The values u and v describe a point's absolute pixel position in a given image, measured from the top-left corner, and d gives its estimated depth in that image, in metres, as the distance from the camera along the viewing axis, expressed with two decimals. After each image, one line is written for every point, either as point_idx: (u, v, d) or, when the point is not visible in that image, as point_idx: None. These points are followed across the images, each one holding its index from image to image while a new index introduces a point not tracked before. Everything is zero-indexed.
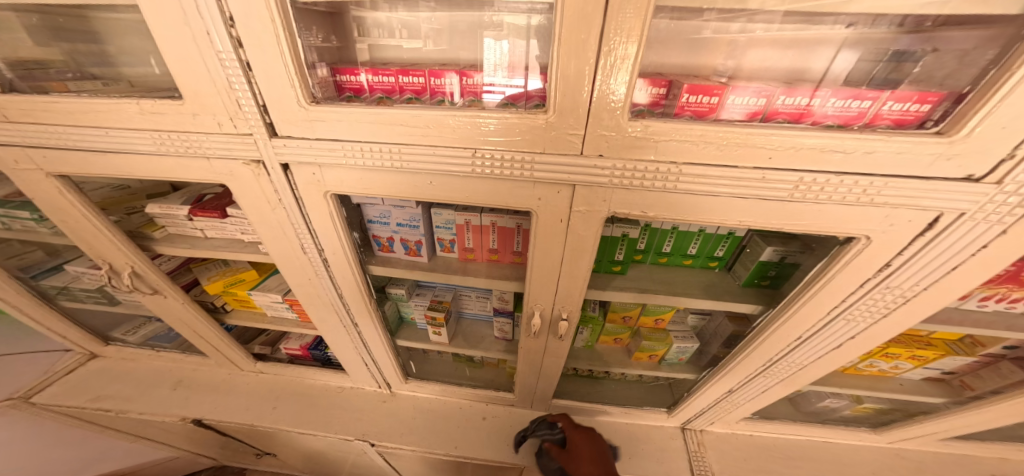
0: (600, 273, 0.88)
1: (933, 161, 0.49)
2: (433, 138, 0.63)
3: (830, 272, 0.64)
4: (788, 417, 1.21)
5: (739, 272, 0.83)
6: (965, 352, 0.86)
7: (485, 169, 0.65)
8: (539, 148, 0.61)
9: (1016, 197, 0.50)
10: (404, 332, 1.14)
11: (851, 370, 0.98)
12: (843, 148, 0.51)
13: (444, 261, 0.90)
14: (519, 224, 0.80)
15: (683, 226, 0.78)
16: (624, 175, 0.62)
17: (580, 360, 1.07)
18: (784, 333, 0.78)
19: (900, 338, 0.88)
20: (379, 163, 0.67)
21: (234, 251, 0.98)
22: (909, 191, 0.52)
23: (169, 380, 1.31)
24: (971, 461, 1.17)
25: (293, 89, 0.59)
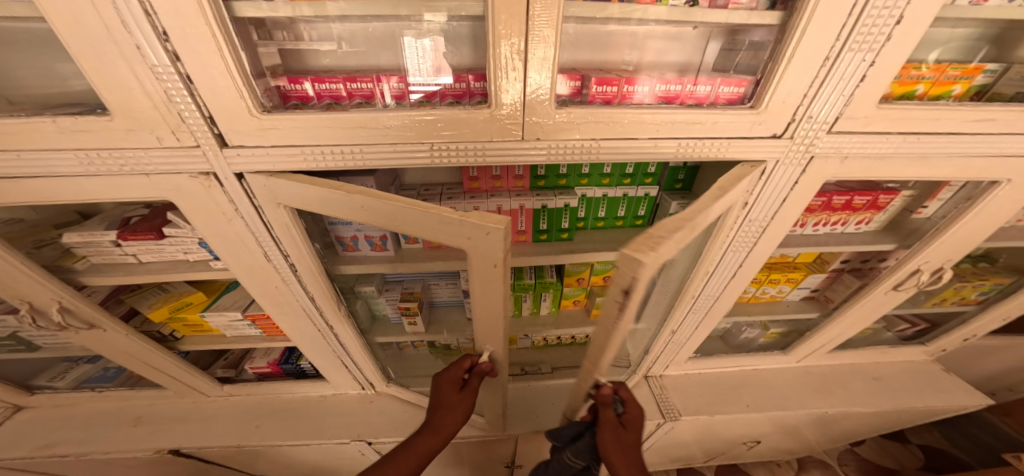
0: (552, 242, 1.01)
1: (751, 126, 0.68)
2: (394, 136, 0.71)
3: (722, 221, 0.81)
4: (721, 352, 1.43)
5: (659, 226, 1.01)
6: (817, 269, 1.11)
7: (438, 160, 0.75)
8: (486, 136, 0.71)
9: (804, 146, 0.72)
10: (379, 329, 1.17)
11: (750, 300, 1.20)
12: (700, 121, 0.68)
13: (410, 252, 0.97)
14: (475, 208, 0.90)
15: (611, 192, 0.98)
16: (548, 155, 0.75)
17: (544, 326, 1.20)
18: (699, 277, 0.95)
19: (777, 267, 1.12)
20: (340, 164, 0.73)
21: (182, 273, 0.84)
22: (743, 148, 0.72)
23: (127, 418, 1.23)
24: (876, 366, 1.43)
25: (243, 99, 0.62)
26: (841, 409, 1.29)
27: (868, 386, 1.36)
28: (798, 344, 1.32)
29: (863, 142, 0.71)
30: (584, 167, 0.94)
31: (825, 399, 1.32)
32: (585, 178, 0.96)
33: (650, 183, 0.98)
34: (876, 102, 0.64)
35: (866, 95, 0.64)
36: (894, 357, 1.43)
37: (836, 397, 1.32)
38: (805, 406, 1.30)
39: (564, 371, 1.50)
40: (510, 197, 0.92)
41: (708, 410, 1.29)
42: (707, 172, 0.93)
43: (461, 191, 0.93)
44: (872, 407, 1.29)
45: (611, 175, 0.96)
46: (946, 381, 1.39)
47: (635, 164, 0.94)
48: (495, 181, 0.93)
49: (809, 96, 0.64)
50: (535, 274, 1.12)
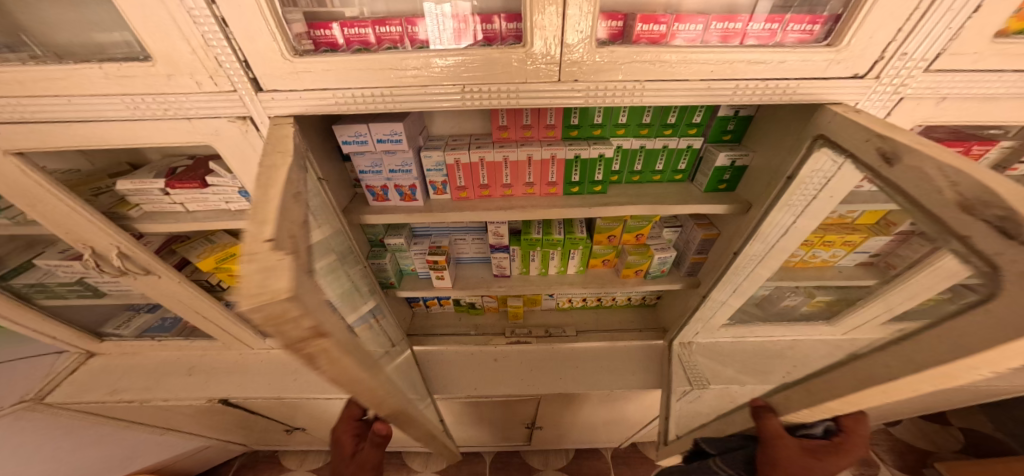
0: (584, 194, 0.98)
1: (827, 65, 0.61)
2: (425, 78, 0.65)
3: (819, 164, 0.70)
4: (755, 319, 1.39)
5: (701, 180, 0.97)
6: (881, 232, 1.08)
7: (474, 105, 0.69)
8: (523, 78, 0.65)
9: (893, 87, 0.63)
10: (407, 283, 1.18)
11: (800, 264, 1.19)
12: (765, 60, 0.61)
13: (438, 203, 0.92)
14: (506, 156, 0.87)
15: (649, 143, 0.92)
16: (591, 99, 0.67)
17: (571, 285, 1.20)
18: (786, 231, 0.85)
19: (834, 229, 1.10)
20: (371, 106, 0.68)
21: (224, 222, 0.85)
22: (814, 90, 0.64)
23: (182, 367, 1.33)
24: None
25: (275, 41, 0.59)
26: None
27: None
28: (844, 315, 1.24)
29: (966, 82, 0.62)
30: (622, 116, 0.88)
31: None
32: (622, 129, 0.91)
33: (694, 134, 0.92)
34: (991, 34, 0.55)
35: (979, 28, 0.55)
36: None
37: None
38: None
39: (589, 334, 1.50)
40: (541, 145, 0.88)
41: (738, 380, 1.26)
42: (762, 122, 0.87)
43: (490, 141, 0.89)
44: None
45: (652, 124, 0.89)
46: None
47: (679, 109, 0.86)
48: (525, 130, 0.89)
49: (905, 31, 0.56)
50: (564, 230, 1.10)
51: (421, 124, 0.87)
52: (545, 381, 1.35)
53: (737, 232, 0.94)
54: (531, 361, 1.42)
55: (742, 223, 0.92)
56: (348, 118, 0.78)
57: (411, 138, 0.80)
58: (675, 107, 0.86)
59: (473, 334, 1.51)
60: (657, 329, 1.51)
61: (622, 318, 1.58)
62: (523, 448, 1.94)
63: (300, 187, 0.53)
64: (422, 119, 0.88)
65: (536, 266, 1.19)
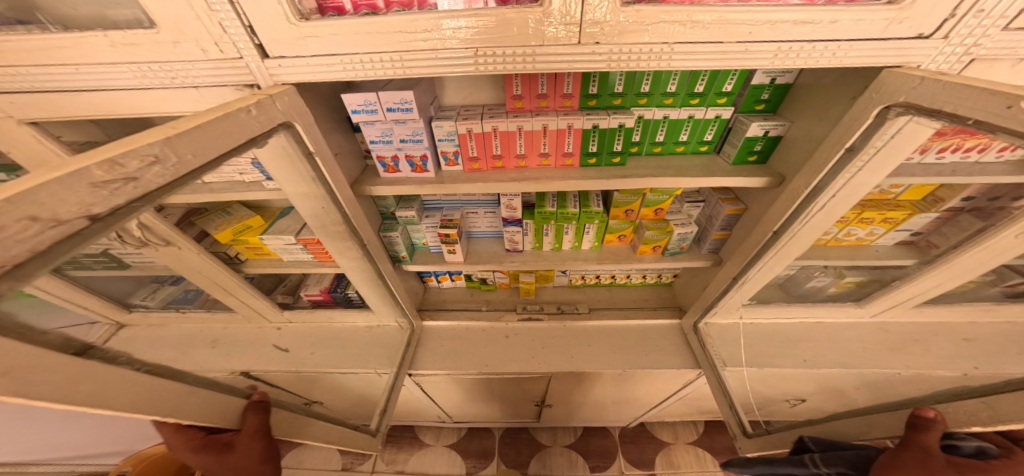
0: (601, 167, 0.94)
1: (886, 25, 0.54)
2: (436, 41, 0.59)
3: (886, 133, 0.60)
4: (779, 300, 1.33)
5: (728, 152, 0.92)
6: (927, 209, 1.02)
7: (488, 72, 0.64)
8: (539, 40, 0.60)
9: (963, 49, 0.56)
10: (418, 256, 1.18)
11: (832, 242, 1.15)
12: (812, 20, 0.55)
13: (449, 175, 0.89)
14: (520, 126, 0.83)
15: (674, 114, 0.87)
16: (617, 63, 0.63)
17: (585, 261, 1.18)
18: (831, 206, 0.75)
19: (875, 205, 1.04)
20: (378, 73, 0.63)
21: (238, 193, 0.82)
22: (869, 52, 0.57)
23: (207, 339, 1.39)
24: (962, 324, 1.27)
25: (280, 5, 0.56)
26: (918, 370, 1.17)
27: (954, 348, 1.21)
28: (877, 296, 1.20)
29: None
30: (645, 84, 0.83)
31: (895, 358, 1.21)
32: (645, 98, 0.85)
33: (723, 104, 0.86)
34: None
35: None
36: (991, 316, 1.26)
37: (912, 357, 1.20)
38: (872, 365, 1.19)
39: (602, 312, 1.48)
40: (557, 115, 0.84)
41: (756, 360, 1.24)
42: (803, 89, 0.80)
43: (503, 111, 0.85)
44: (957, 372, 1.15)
45: (677, 93, 0.84)
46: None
47: (709, 75, 0.80)
48: (541, 100, 0.85)
49: None
50: (580, 203, 1.06)
51: (432, 94, 0.83)
52: (557, 359, 1.35)
53: (774, 211, 0.85)
54: (545, 338, 1.42)
55: (780, 200, 0.83)
56: (361, 87, 0.75)
57: (423, 108, 0.77)
58: (704, 74, 0.80)
59: (485, 310, 1.52)
60: (673, 309, 1.48)
61: (635, 297, 1.56)
62: (532, 425, 1.98)
63: (158, 160, 0.37)
64: (434, 89, 0.85)
65: (549, 241, 1.17)
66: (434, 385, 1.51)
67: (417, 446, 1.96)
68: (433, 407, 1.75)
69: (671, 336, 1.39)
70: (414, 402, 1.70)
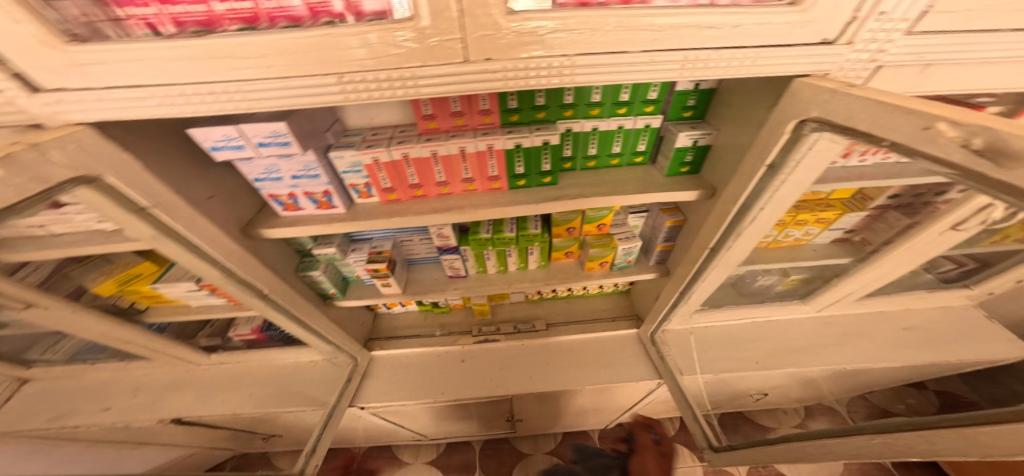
0: (533, 187, 0.88)
1: (790, 29, 0.49)
2: (279, 67, 0.46)
3: (804, 150, 0.57)
4: (733, 303, 1.33)
5: (662, 163, 0.88)
6: (857, 207, 1.01)
7: (369, 99, 0.51)
8: (416, 62, 0.49)
9: (868, 55, 0.53)
10: (351, 291, 1.09)
11: (773, 244, 1.15)
12: (714, 25, 0.49)
13: (363, 209, 0.80)
14: (432, 151, 0.75)
15: (603, 125, 0.81)
16: (516, 79, 0.53)
17: (532, 281, 1.13)
18: (763, 220, 0.71)
19: (808, 206, 1.03)
20: (223, 110, 0.49)
21: (96, 246, 0.68)
22: (775, 60, 0.53)
23: (125, 390, 1.25)
24: (903, 314, 1.31)
25: (21, 24, 0.37)
26: (864, 364, 1.20)
27: (896, 338, 1.25)
28: (822, 292, 1.22)
29: (954, 46, 0.51)
30: (567, 97, 0.76)
31: (841, 353, 1.23)
32: (570, 110, 0.79)
33: (651, 112, 0.81)
34: None
35: None
36: (926, 302, 1.30)
37: (858, 351, 1.23)
38: (819, 362, 1.21)
39: (561, 327, 1.43)
40: (474, 135, 0.76)
41: (713, 369, 1.22)
42: (726, 94, 0.76)
43: (416, 134, 0.76)
44: (898, 362, 1.20)
45: (603, 104, 0.78)
46: (991, 332, 1.25)
47: (631, 85, 0.75)
48: (456, 119, 0.76)
49: None
50: (517, 227, 0.99)
51: (333, 118, 0.73)
52: (514, 381, 1.30)
53: (709, 228, 0.82)
54: (505, 359, 1.36)
55: (715, 215, 0.80)
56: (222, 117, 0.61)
57: (316, 136, 0.65)
58: (626, 85, 0.75)
59: (438, 335, 1.44)
60: (631, 317, 1.46)
61: (595, 307, 1.52)
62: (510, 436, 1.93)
63: None
64: (332, 113, 0.74)
65: (493, 264, 1.10)
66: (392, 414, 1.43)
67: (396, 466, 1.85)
68: (400, 431, 1.68)
69: (631, 347, 1.37)
70: (376, 429, 1.63)
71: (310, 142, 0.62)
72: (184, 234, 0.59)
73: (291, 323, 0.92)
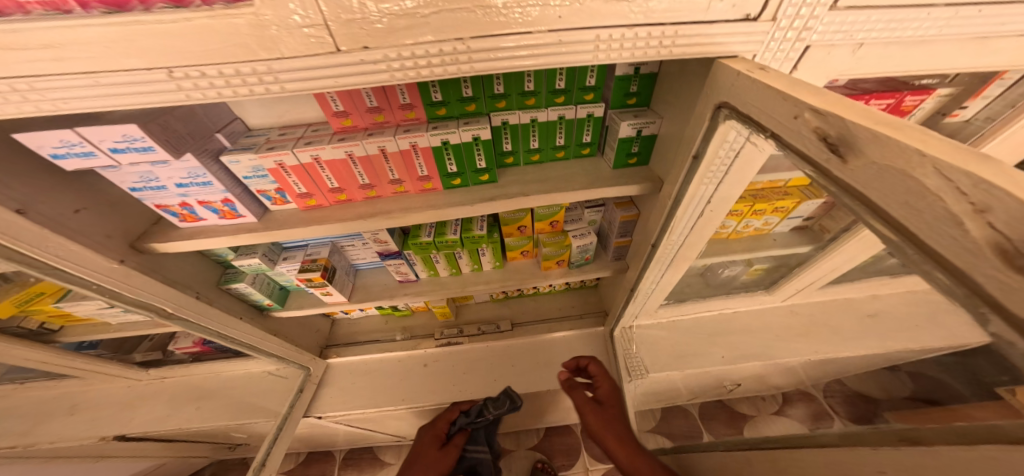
0: (470, 187, 0.79)
1: (709, 3, 0.45)
2: (83, 60, 0.39)
3: (724, 137, 0.57)
4: (698, 294, 1.29)
5: (608, 154, 0.83)
6: (813, 195, 0.96)
7: (207, 98, 0.45)
8: (274, 51, 0.42)
9: (794, 33, 0.50)
10: (292, 301, 1.03)
11: (732, 234, 1.13)
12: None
13: (279, 216, 0.72)
14: (348, 151, 0.66)
15: (542, 116, 0.75)
16: (405, 68, 0.47)
17: (488, 283, 1.06)
18: (700, 210, 0.73)
19: (764, 194, 0.99)
20: (23, 111, 0.42)
21: None
22: (697, 41, 0.48)
23: (61, 408, 1.17)
24: (869, 300, 1.30)
25: None
26: (826, 354, 1.19)
27: (861, 326, 1.24)
28: (785, 282, 1.20)
29: (887, 22, 0.49)
30: (497, 86, 0.69)
31: (804, 343, 1.22)
32: (503, 101, 0.72)
33: (592, 100, 0.76)
34: None
35: None
36: (890, 288, 1.29)
37: (820, 340, 1.22)
38: (782, 352, 1.20)
39: (525, 327, 1.39)
40: (394, 133, 0.67)
41: (678, 365, 1.19)
42: (666, 79, 0.72)
43: (329, 134, 0.68)
44: (860, 351, 1.19)
45: (538, 92, 0.72)
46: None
47: (566, 71, 0.69)
48: (374, 115, 0.68)
49: None
50: (461, 228, 0.92)
51: (230, 115, 0.66)
52: (476, 384, 1.26)
53: (654, 219, 0.83)
54: (469, 362, 1.31)
55: (658, 207, 0.81)
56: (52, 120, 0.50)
57: (194, 138, 0.57)
58: (561, 70, 0.69)
59: (399, 340, 1.37)
60: (598, 314, 1.42)
61: (563, 302, 1.49)
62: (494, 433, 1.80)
63: None
64: (231, 111, 0.67)
65: (443, 267, 1.04)
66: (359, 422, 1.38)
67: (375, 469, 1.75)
68: (374, 435, 1.62)
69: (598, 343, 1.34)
70: (344, 435, 1.58)
71: (184, 145, 0.54)
72: (32, 253, 0.51)
73: (213, 338, 0.86)
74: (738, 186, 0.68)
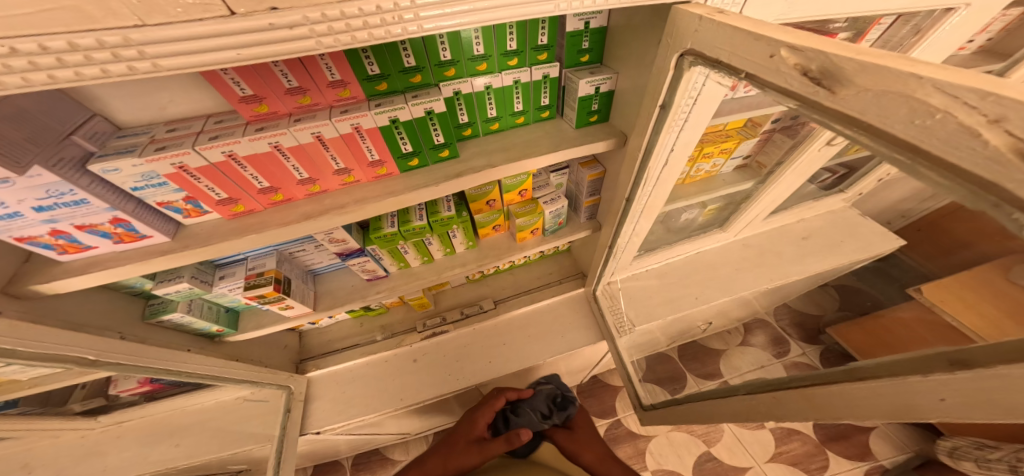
0: (430, 166, 0.68)
1: None
2: None
3: (690, 84, 0.53)
4: (664, 243, 1.28)
5: (570, 115, 0.76)
6: (750, 134, 1.02)
7: (33, 84, 0.29)
8: (127, 15, 0.27)
9: None
10: (245, 320, 0.91)
11: (685, 180, 1.13)
12: None
13: (201, 232, 0.59)
14: (271, 143, 0.53)
15: (498, 81, 0.65)
16: (335, 31, 0.34)
17: (465, 266, 0.97)
18: (668, 162, 0.69)
19: (711, 138, 1.01)
20: None
21: None
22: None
23: None
24: (804, 224, 1.41)
25: None
26: (778, 280, 1.27)
27: (798, 249, 1.35)
28: (736, 218, 1.23)
29: None
30: (443, 51, 0.58)
31: (761, 272, 1.29)
32: (452, 68, 0.61)
33: (546, 60, 0.67)
34: None
35: None
36: (816, 210, 1.40)
37: (772, 268, 1.30)
38: (747, 286, 1.26)
39: (507, 303, 1.34)
40: (329, 115, 0.54)
41: (660, 313, 1.21)
42: (619, 33, 0.66)
43: (242, 123, 0.54)
44: (805, 272, 1.29)
45: (489, 56, 0.62)
46: (868, 229, 1.37)
47: (517, 27, 0.59)
48: (297, 98, 0.53)
49: None
50: (426, 213, 0.82)
51: (82, 111, 0.49)
52: (475, 369, 1.23)
53: (622, 178, 0.78)
54: (458, 349, 1.27)
55: (625, 167, 0.76)
56: None
57: (39, 143, 0.42)
58: (511, 26, 0.59)
59: (380, 340, 1.28)
60: (577, 276, 1.40)
61: (541, 271, 1.44)
62: None
63: None
64: (84, 106, 0.50)
65: (414, 257, 0.93)
66: (361, 428, 1.33)
67: (386, 468, 1.75)
68: (376, 436, 1.58)
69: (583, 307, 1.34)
70: (343, 443, 1.52)
71: (25, 156, 0.40)
72: None
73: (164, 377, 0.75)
74: (696, 131, 0.65)
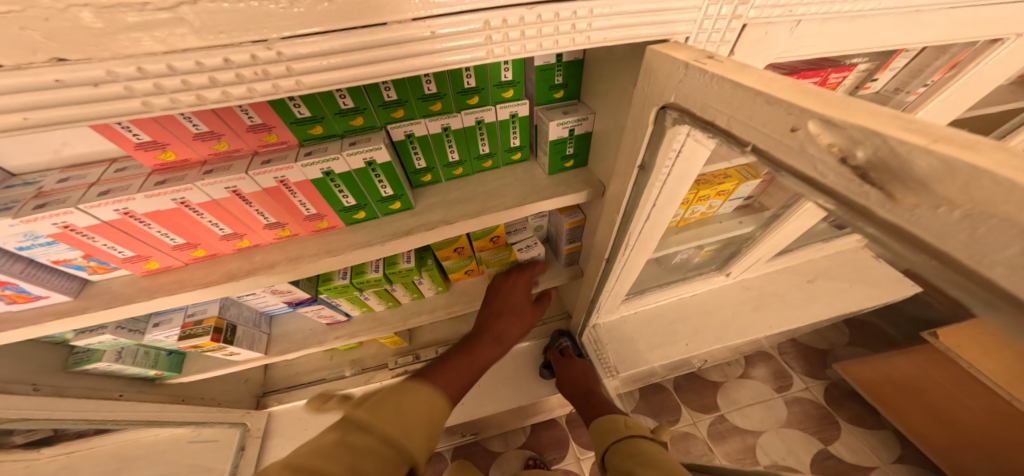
0: (379, 217, 0.61)
1: None
2: None
3: (671, 142, 0.44)
4: (655, 283, 1.18)
5: (542, 159, 0.68)
6: (751, 175, 0.93)
7: None
8: None
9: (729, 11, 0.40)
10: (190, 363, 0.84)
11: (680, 222, 1.04)
12: None
13: (109, 289, 0.52)
14: (176, 199, 0.45)
15: (455, 122, 0.57)
16: (173, 89, 0.28)
17: (432, 313, 0.88)
18: (652, 219, 0.59)
19: (707, 179, 0.92)
20: None
21: None
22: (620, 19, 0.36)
23: None
24: (810, 264, 1.29)
25: None
26: (779, 327, 1.16)
27: (803, 293, 1.23)
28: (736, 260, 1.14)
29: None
30: (386, 92, 0.50)
31: (759, 317, 1.18)
32: (400, 108, 0.53)
33: (513, 97, 0.59)
34: None
35: None
36: (823, 251, 1.29)
37: (773, 312, 1.19)
38: (746, 333, 1.16)
39: None
40: (247, 166, 0.47)
41: (647, 357, 1.11)
42: (595, 68, 0.58)
43: (144, 173, 0.46)
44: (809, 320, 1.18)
45: (443, 95, 0.54)
46: (878, 273, 1.25)
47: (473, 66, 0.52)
48: (210, 143, 0.46)
49: None
50: (384, 263, 0.75)
51: None
52: None
53: (603, 230, 0.69)
54: None
55: (604, 218, 0.67)
56: None
57: None
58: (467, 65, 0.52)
59: (349, 375, 1.20)
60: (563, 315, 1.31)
61: None
62: (478, 438, 1.69)
63: None
64: None
65: (376, 303, 0.85)
66: None
67: None
68: None
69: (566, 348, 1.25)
70: None
71: None
72: None
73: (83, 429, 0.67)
74: (682, 190, 0.55)
